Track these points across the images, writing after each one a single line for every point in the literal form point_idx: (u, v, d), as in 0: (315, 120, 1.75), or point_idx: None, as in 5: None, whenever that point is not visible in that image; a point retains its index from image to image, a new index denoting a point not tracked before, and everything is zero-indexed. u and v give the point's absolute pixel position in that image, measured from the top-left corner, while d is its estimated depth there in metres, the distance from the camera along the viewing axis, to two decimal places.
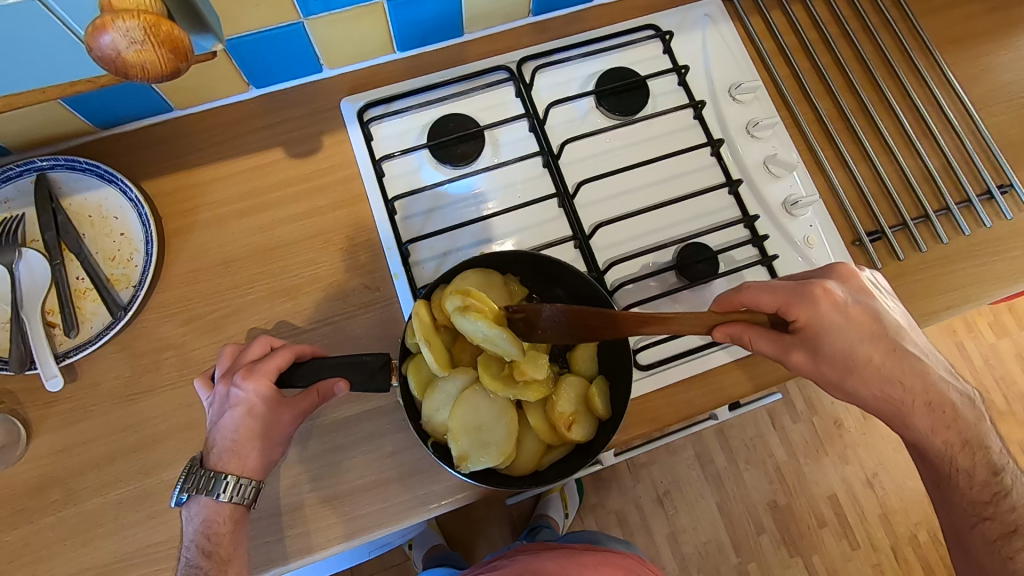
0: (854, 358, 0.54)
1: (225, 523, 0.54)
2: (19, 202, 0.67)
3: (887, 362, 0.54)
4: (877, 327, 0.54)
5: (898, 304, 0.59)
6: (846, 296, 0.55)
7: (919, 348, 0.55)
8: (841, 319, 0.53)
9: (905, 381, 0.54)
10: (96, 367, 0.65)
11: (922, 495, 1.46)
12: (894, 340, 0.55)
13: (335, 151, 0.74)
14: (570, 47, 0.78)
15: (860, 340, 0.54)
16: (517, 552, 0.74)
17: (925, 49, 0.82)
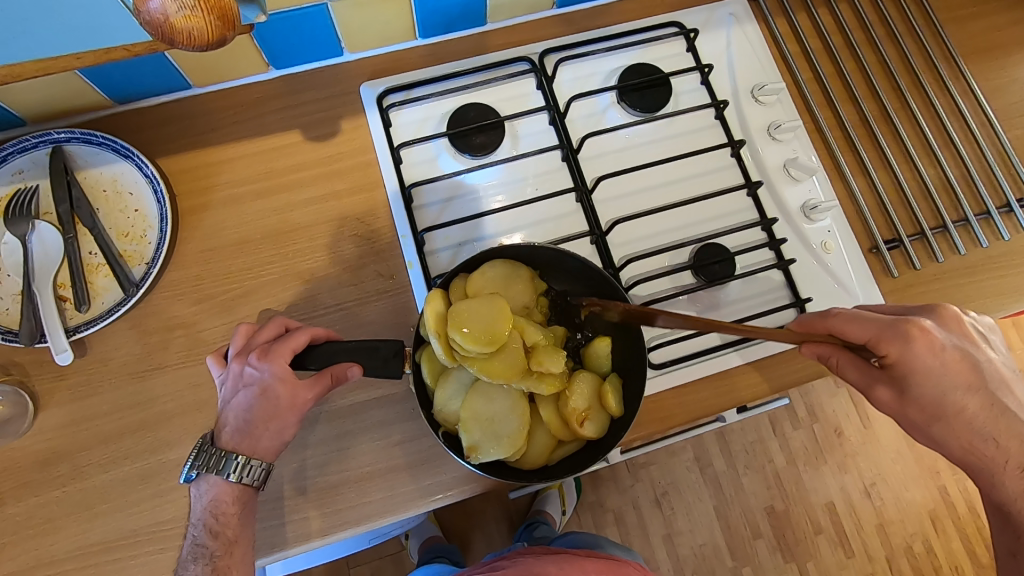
0: (945, 409, 0.55)
1: (233, 503, 0.54)
2: (33, 174, 0.67)
3: (979, 416, 0.55)
4: (975, 379, 0.55)
5: (998, 353, 0.58)
6: (947, 343, 0.54)
7: (1016, 404, 0.55)
8: (939, 368, 0.54)
9: (999, 439, 0.55)
10: (106, 343, 0.65)
11: (920, 507, 1.46)
12: (990, 395, 0.55)
13: (353, 136, 0.73)
14: (593, 41, 0.77)
15: (958, 389, 0.54)
16: (520, 555, 0.73)
17: (950, 58, 0.82)
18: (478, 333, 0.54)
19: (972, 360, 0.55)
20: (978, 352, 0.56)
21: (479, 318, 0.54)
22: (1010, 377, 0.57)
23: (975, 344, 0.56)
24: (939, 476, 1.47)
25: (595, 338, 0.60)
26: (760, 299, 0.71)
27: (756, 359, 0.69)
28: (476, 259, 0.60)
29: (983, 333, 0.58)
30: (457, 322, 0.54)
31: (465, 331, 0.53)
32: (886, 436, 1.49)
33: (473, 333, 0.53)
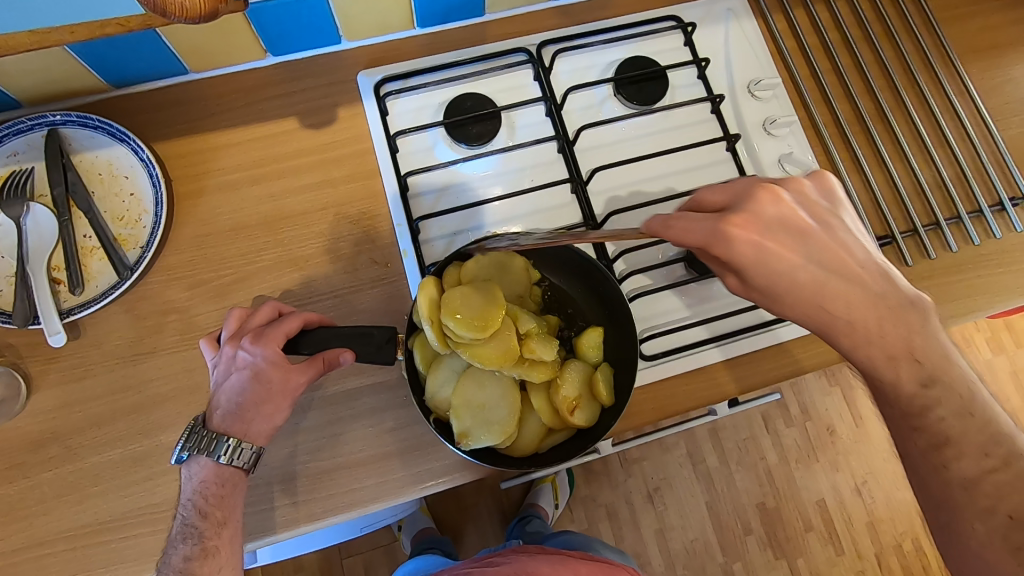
0: (786, 286, 0.50)
1: (224, 485, 0.54)
2: (28, 156, 0.67)
3: (815, 290, 0.49)
4: (804, 253, 0.50)
5: (842, 214, 0.53)
6: (761, 226, 0.50)
7: (858, 270, 0.50)
8: (761, 252, 0.50)
9: (840, 304, 0.49)
10: (99, 326, 0.65)
11: (910, 506, 1.47)
12: (821, 263, 0.50)
13: (350, 124, 0.73)
14: (592, 33, 0.77)
15: (792, 270, 0.50)
16: (516, 552, 0.73)
17: (946, 57, 0.82)
18: (470, 318, 0.54)
19: (800, 234, 0.50)
20: (804, 223, 0.51)
21: (475, 302, 0.55)
22: (853, 238, 0.51)
23: (806, 215, 0.51)
24: None
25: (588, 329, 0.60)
26: None
27: (747, 353, 0.69)
28: (470, 247, 0.61)
29: (801, 200, 0.53)
30: (451, 302, 0.54)
31: (458, 316, 0.54)
32: (877, 435, 1.49)
33: (469, 317, 0.54)
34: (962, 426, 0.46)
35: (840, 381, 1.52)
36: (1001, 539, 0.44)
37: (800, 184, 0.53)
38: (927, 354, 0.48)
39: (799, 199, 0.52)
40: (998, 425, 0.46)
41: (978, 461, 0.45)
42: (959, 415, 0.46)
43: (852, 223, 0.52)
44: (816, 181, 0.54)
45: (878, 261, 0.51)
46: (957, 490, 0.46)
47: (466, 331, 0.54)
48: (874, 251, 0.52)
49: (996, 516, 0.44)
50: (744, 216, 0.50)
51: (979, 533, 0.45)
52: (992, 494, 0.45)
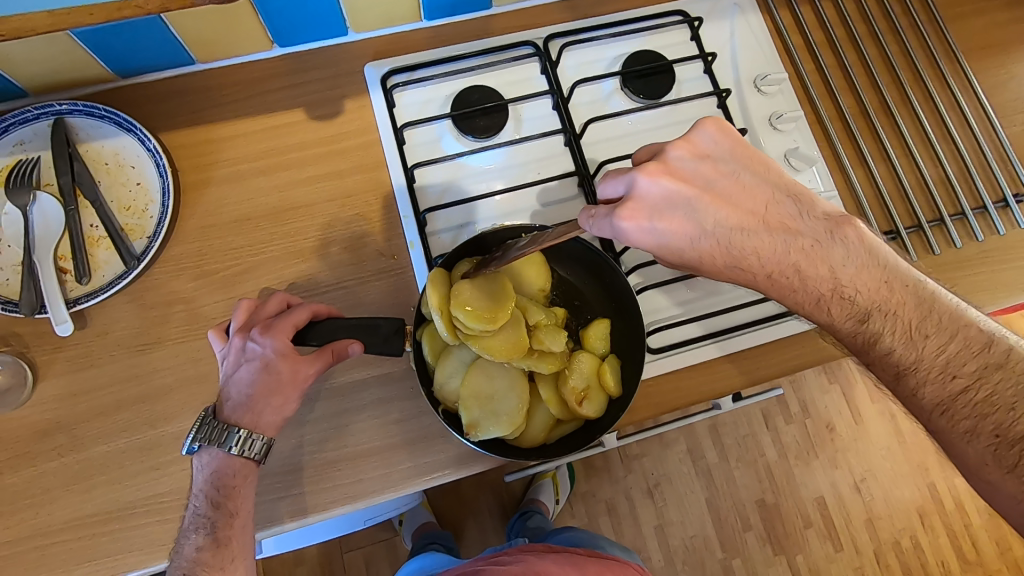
0: (697, 256, 0.53)
1: (236, 475, 0.54)
2: (34, 145, 0.66)
3: (719, 253, 0.53)
4: (698, 225, 0.52)
5: (725, 162, 0.53)
6: (649, 210, 0.51)
7: (754, 224, 0.52)
8: (658, 238, 0.52)
9: (749, 257, 0.53)
10: (105, 316, 0.64)
11: (908, 503, 1.48)
12: (715, 228, 0.52)
13: (356, 115, 0.73)
14: (599, 27, 0.77)
15: (693, 243, 0.52)
16: (521, 551, 0.72)
17: (951, 54, 0.82)
18: (481, 311, 0.54)
19: (688, 204, 0.51)
20: (690, 193, 0.51)
21: (485, 296, 0.55)
22: (742, 189, 0.52)
23: (690, 181, 0.52)
24: (928, 473, 1.48)
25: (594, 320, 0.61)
26: None
27: (751, 346, 0.69)
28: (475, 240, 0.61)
29: (687, 162, 0.52)
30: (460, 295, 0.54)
31: (471, 310, 0.54)
32: (876, 432, 1.50)
33: (480, 310, 0.54)
34: (916, 352, 0.49)
35: (839, 378, 1.52)
36: (987, 453, 0.45)
37: (679, 148, 0.52)
38: (859, 288, 0.52)
39: (683, 164, 0.52)
40: (952, 342, 0.48)
41: (944, 383, 0.48)
42: (904, 343, 0.50)
43: (738, 173, 0.53)
44: (696, 136, 0.53)
45: (778, 200, 0.53)
46: (934, 416, 0.48)
47: (478, 325, 0.54)
48: (771, 189, 0.53)
49: (975, 433, 0.46)
50: (633, 205, 0.51)
51: (971, 453, 0.46)
52: (967, 411, 0.47)
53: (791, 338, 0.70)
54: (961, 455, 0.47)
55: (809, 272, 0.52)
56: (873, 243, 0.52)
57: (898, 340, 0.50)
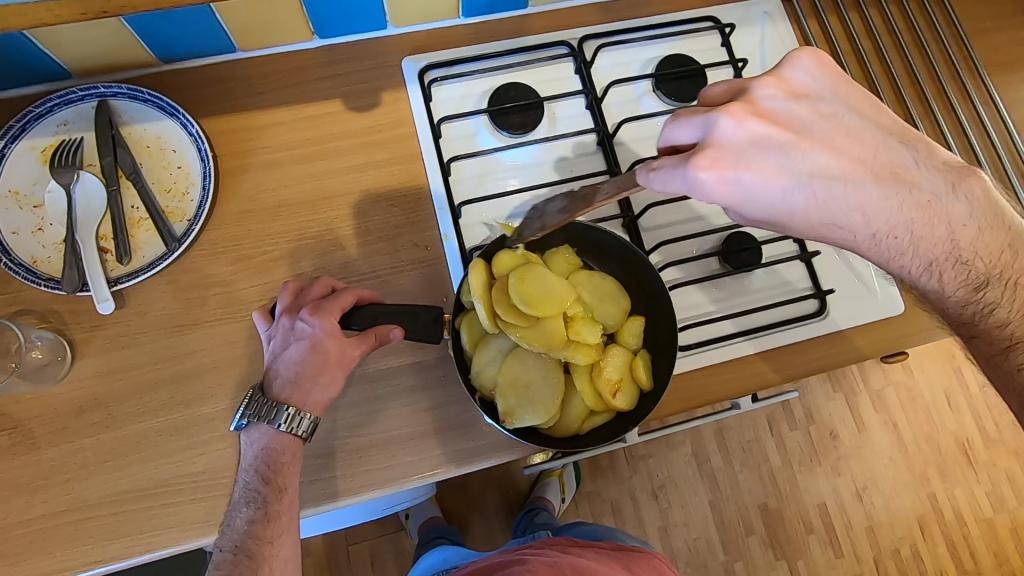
0: (790, 208, 0.51)
1: (285, 452, 0.55)
2: (77, 126, 0.67)
3: (817, 207, 0.51)
4: (794, 176, 0.50)
5: (826, 102, 0.52)
6: (733, 158, 0.50)
7: (860, 173, 0.51)
8: (742, 188, 0.50)
9: (854, 214, 0.51)
10: (143, 296, 0.65)
11: (909, 512, 1.49)
12: (812, 177, 0.50)
13: (393, 108, 0.74)
14: (633, 30, 0.79)
15: (792, 194, 0.51)
16: (546, 546, 0.74)
17: (974, 69, 0.84)
18: (524, 293, 0.55)
19: (780, 151, 0.50)
20: (781, 136, 0.50)
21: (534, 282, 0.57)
22: (845, 134, 0.51)
23: (782, 123, 0.51)
24: (928, 482, 1.50)
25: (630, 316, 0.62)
26: (785, 289, 0.72)
27: (776, 347, 0.70)
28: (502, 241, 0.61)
29: (780, 103, 0.52)
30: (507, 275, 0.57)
31: (521, 289, 0.55)
32: (879, 440, 1.52)
33: (525, 289, 0.56)
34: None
35: (844, 387, 1.54)
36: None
37: (771, 87, 0.52)
38: (981, 253, 0.52)
39: (775, 105, 0.52)
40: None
41: None
42: (1019, 315, 0.52)
43: (840, 115, 0.52)
44: (790, 74, 0.53)
45: (887, 146, 0.51)
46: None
47: (519, 303, 0.55)
48: (878, 134, 0.52)
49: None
50: (714, 152, 0.50)
51: None
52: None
53: (814, 340, 0.71)
54: None
55: (930, 235, 0.52)
56: (996, 202, 0.53)
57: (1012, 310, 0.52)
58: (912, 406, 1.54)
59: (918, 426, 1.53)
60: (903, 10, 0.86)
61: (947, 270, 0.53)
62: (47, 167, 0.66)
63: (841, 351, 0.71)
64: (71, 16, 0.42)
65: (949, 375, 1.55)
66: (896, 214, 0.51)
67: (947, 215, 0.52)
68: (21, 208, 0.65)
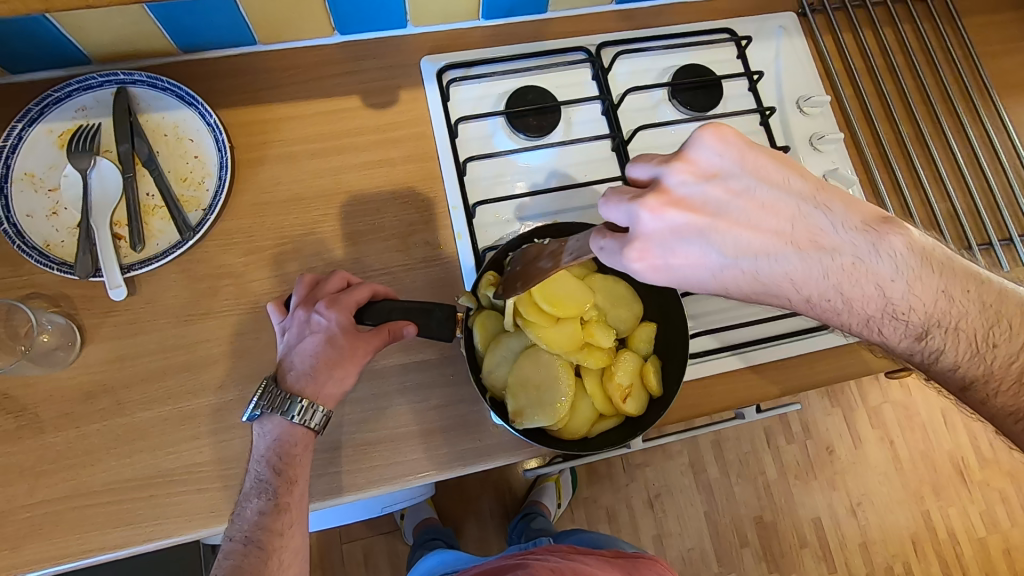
0: (715, 281, 0.48)
1: (297, 444, 0.55)
2: (95, 112, 0.67)
3: (745, 280, 0.48)
4: (716, 258, 0.46)
5: (736, 180, 0.46)
6: (659, 247, 0.45)
7: (781, 245, 0.47)
8: (674, 274, 0.47)
9: (782, 282, 0.48)
10: (155, 284, 0.66)
11: (903, 530, 1.49)
12: (737, 256, 0.46)
13: (411, 106, 0.74)
14: (651, 39, 0.79)
15: (720, 273, 0.47)
16: (548, 552, 0.73)
17: (984, 91, 0.85)
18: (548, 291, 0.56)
19: (702, 237, 0.45)
20: (700, 222, 0.45)
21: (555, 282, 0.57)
22: (762, 207, 0.46)
23: (700, 209, 0.45)
24: (922, 500, 1.51)
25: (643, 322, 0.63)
26: None
27: (783, 358, 0.71)
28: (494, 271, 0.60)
29: (692, 187, 0.45)
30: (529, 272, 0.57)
31: (544, 290, 0.55)
32: (875, 457, 1.52)
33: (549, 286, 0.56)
34: (978, 361, 0.52)
35: (842, 402, 1.54)
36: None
37: (680, 172, 0.45)
38: (919, 306, 0.50)
39: (689, 191, 0.45)
40: (1018, 350, 0.51)
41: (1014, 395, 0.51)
42: (968, 357, 0.52)
43: (753, 190, 0.46)
44: (696, 154, 0.45)
45: (803, 214, 0.46)
46: (1007, 421, 0.51)
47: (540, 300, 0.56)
48: (794, 200, 0.46)
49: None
50: (642, 245, 0.45)
51: None
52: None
53: (820, 353, 0.71)
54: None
55: (858, 293, 0.49)
56: (921, 248, 0.49)
57: (960, 353, 0.52)
58: (908, 424, 1.54)
59: (914, 444, 1.53)
60: (916, 29, 0.87)
61: (885, 325, 0.52)
62: (64, 151, 0.66)
63: (849, 364, 0.72)
64: (107, 2, 0.42)
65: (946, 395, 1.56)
66: (821, 276, 0.48)
67: (872, 270, 0.48)
68: (37, 191, 0.65)
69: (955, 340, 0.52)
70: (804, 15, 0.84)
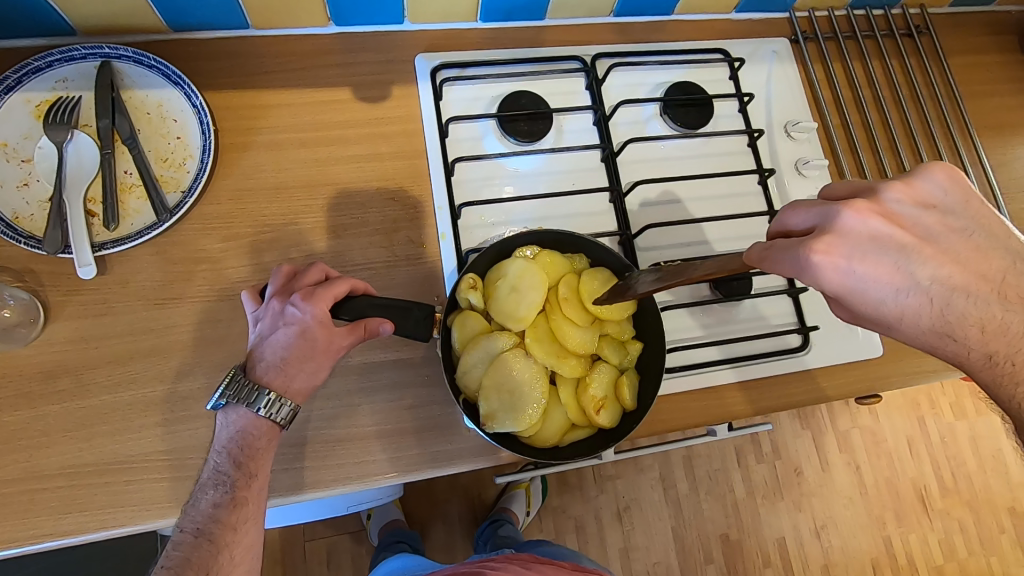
0: (898, 311, 0.45)
1: (261, 438, 0.54)
2: (77, 84, 0.66)
3: (929, 313, 0.45)
4: (909, 277, 0.45)
5: (950, 215, 0.47)
6: (852, 249, 0.44)
7: (977, 288, 0.45)
8: (854, 281, 0.45)
9: (969, 327, 0.45)
10: (127, 265, 0.64)
11: (864, 554, 1.51)
12: (930, 283, 0.45)
13: (402, 103, 0.74)
14: (646, 53, 0.80)
15: (906, 295, 0.45)
16: (508, 560, 0.74)
17: (966, 131, 0.87)
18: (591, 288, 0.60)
19: (901, 252, 0.45)
20: (902, 238, 0.45)
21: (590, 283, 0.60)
22: (974, 251, 0.46)
23: (905, 229, 0.46)
24: (884, 526, 1.53)
25: (630, 339, 0.62)
26: (771, 321, 0.74)
27: (758, 378, 0.71)
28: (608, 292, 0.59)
29: (904, 208, 0.46)
30: (551, 270, 0.61)
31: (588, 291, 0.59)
32: (841, 481, 1.54)
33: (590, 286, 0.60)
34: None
35: (812, 425, 1.56)
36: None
37: (897, 191, 0.46)
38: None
39: (899, 209, 0.46)
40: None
41: None
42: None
43: (969, 232, 0.46)
44: (914, 182, 0.47)
45: (1018, 270, 0.46)
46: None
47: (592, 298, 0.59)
48: (999, 255, 0.46)
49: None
50: (832, 239, 0.44)
51: None
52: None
53: (793, 375, 0.72)
54: None
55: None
56: None
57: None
58: (875, 450, 1.57)
59: (880, 470, 1.56)
60: (903, 65, 0.89)
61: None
62: (41, 122, 0.64)
63: (820, 387, 0.72)
64: None
65: (913, 423, 1.59)
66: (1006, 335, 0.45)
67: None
68: (8, 161, 0.63)
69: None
70: (796, 42, 0.86)
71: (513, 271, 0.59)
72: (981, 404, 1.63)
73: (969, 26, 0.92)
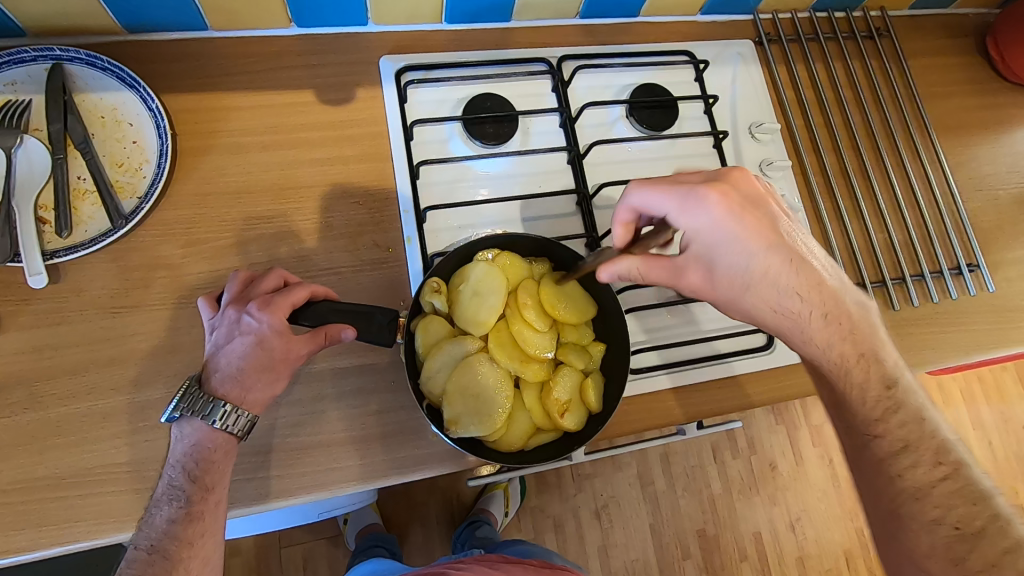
0: (748, 275, 0.54)
1: (217, 450, 0.53)
2: (27, 87, 0.64)
3: (784, 268, 0.54)
4: (779, 234, 0.54)
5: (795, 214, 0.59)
6: (737, 201, 0.54)
7: (817, 262, 0.56)
8: (738, 224, 0.53)
9: (806, 288, 0.54)
10: (82, 273, 0.62)
11: (838, 546, 1.54)
12: (789, 245, 0.55)
13: (367, 105, 0.73)
14: (612, 55, 0.80)
15: (775, 252, 0.54)
16: (477, 560, 0.74)
17: (925, 131, 0.89)
18: (557, 294, 0.60)
19: (770, 215, 0.55)
20: (773, 206, 0.55)
21: (554, 289, 0.61)
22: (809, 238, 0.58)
23: (776, 203, 0.56)
24: (857, 517, 1.56)
25: (593, 342, 0.63)
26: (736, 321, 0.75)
27: (724, 377, 0.72)
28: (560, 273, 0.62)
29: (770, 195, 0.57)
30: (512, 273, 0.61)
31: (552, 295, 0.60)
32: (815, 474, 1.57)
33: (554, 293, 0.61)
34: (919, 436, 0.52)
35: (786, 420, 1.59)
36: (946, 546, 0.49)
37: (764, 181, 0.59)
38: (888, 376, 0.54)
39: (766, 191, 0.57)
40: (946, 439, 0.52)
41: (930, 472, 0.51)
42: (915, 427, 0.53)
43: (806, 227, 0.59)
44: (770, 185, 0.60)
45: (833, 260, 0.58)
46: (910, 498, 0.51)
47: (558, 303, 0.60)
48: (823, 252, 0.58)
49: (942, 527, 0.49)
50: (725, 188, 0.54)
51: (928, 540, 0.49)
52: (940, 500, 0.50)
53: (758, 373, 0.73)
54: (916, 541, 0.50)
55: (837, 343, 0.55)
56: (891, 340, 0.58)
57: (919, 445, 0.52)
58: None
59: None
60: (864, 67, 0.91)
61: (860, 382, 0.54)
62: None
63: (784, 385, 0.74)
64: None
65: None
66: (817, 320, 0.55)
67: (863, 335, 0.55)
68: None
69: (903, 418, 0.53)
70: (760, 44, 0.87)
71: (475, 275, 0.59)
72: (951, 395, 1.67)
73: (929, 29, 0.94)
